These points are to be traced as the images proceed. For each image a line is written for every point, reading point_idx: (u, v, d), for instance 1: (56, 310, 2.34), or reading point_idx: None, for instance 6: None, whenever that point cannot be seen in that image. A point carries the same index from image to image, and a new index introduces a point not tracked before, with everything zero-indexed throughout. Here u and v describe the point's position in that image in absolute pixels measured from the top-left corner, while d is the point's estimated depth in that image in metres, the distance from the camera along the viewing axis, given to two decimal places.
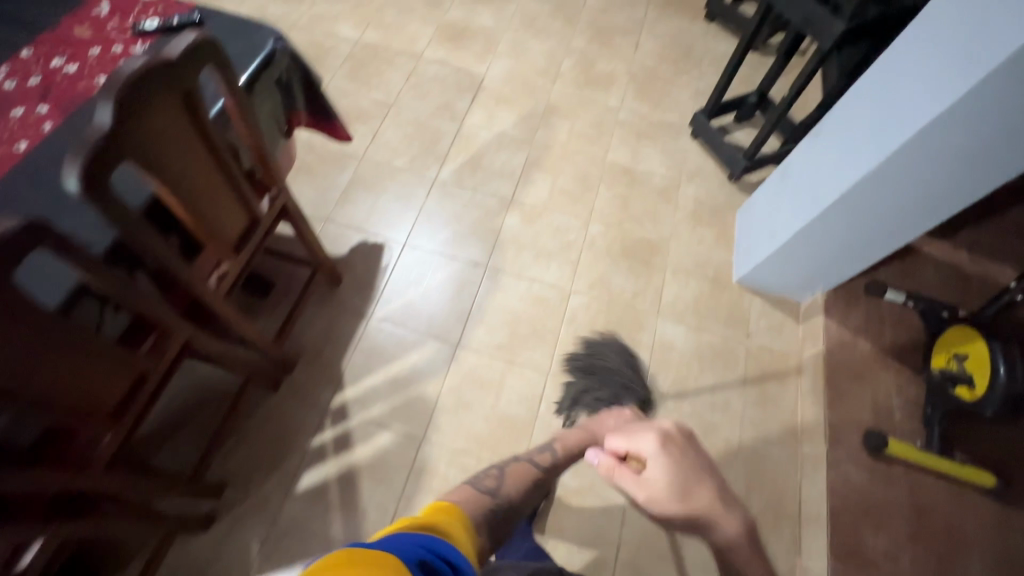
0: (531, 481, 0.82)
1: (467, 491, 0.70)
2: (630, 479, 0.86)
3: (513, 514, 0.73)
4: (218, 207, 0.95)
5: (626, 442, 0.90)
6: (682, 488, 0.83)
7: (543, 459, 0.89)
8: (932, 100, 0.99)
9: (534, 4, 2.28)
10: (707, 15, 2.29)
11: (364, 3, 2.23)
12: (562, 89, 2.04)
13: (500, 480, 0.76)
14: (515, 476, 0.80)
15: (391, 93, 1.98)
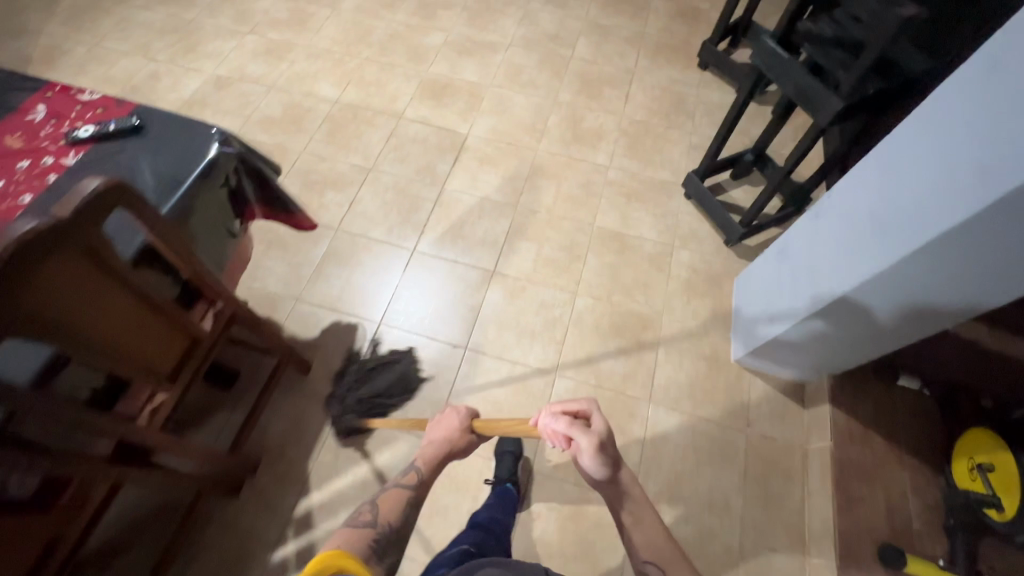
0: (403, 507, 0.86)
1: (345, 534, 0.77)
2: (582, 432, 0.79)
3: (393, 542, 0.80)
4: (148, 343, 0.87)
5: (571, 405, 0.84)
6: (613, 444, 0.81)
7: (408, 479, 0.90)
8: (945, 209, 0.88)
9: (521, 55, 2.21)
10: (701, 62, 2.20)
11: (345, 60, 2.17)
12: (548, 147, 1.95)
13: (374, 513, 0.82)
14: (384, 507, 0.84)
15: (370, 156, 1.91)
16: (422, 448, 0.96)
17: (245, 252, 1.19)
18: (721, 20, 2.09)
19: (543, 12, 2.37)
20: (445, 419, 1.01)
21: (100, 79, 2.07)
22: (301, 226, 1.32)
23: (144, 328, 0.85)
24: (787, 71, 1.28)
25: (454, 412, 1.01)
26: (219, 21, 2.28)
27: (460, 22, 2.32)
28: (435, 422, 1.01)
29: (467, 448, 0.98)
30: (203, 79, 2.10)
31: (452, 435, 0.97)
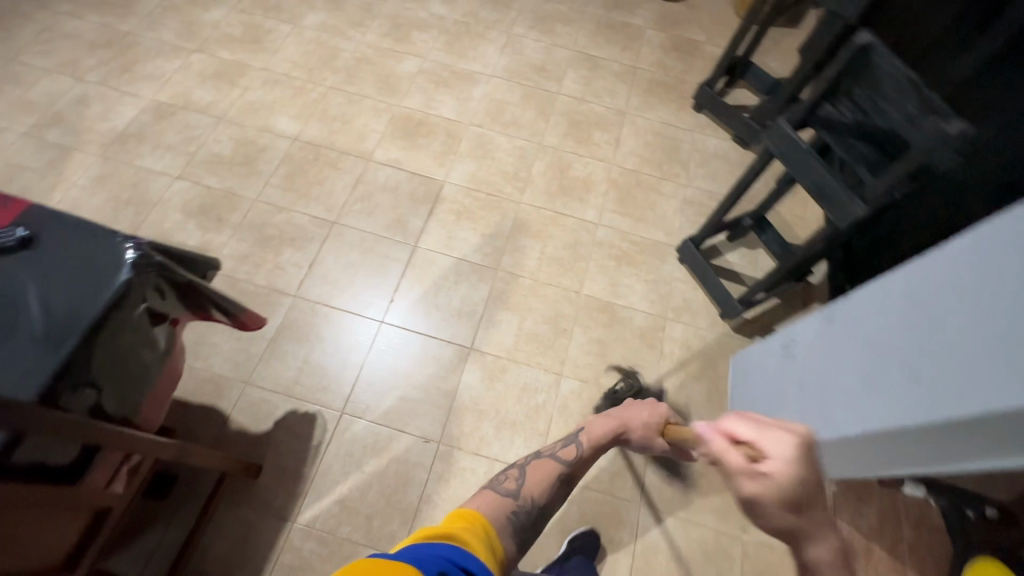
0: (554, 483, 0.81)
1: (490, 496, 0.75)
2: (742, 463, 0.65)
3: (538, 516, 0.75)
4: (35, 524, 0.70)
5: (758, 428, 0.68)
6: (802, 503, 0.60)
7: (567, 453, 0.86)
8: (948, 379, 0.66)
9: (503, 89, 2.02)
10: (696, 104, 2.05)
11: (307, 88, 1.94)
12: (532, 199, 1.78)
13: (520, 482, 0.78)
14: (534, 473, 0.81)
15: (334, 206, 1.71)
16: (591, 423, 0.94)
17: (178, 360, 1.02)
18: (720, 61, 1.94)
19: (528, 38, 2.18)
20: (640, 409, 0.98)
21: (16, 103, 1.79)
22: (251, 323, 1.13)
23: (26, 512, 0.68)
24: (802, 162, 1.17)
25: (649, 407, 0.98)
26: (161, 35, 2.01)
27: (436, 47, 2.11)
28: (620, 407, 0.99)
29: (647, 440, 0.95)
30: (140, 106, 1.83)
31: (637, 424, 0.95)
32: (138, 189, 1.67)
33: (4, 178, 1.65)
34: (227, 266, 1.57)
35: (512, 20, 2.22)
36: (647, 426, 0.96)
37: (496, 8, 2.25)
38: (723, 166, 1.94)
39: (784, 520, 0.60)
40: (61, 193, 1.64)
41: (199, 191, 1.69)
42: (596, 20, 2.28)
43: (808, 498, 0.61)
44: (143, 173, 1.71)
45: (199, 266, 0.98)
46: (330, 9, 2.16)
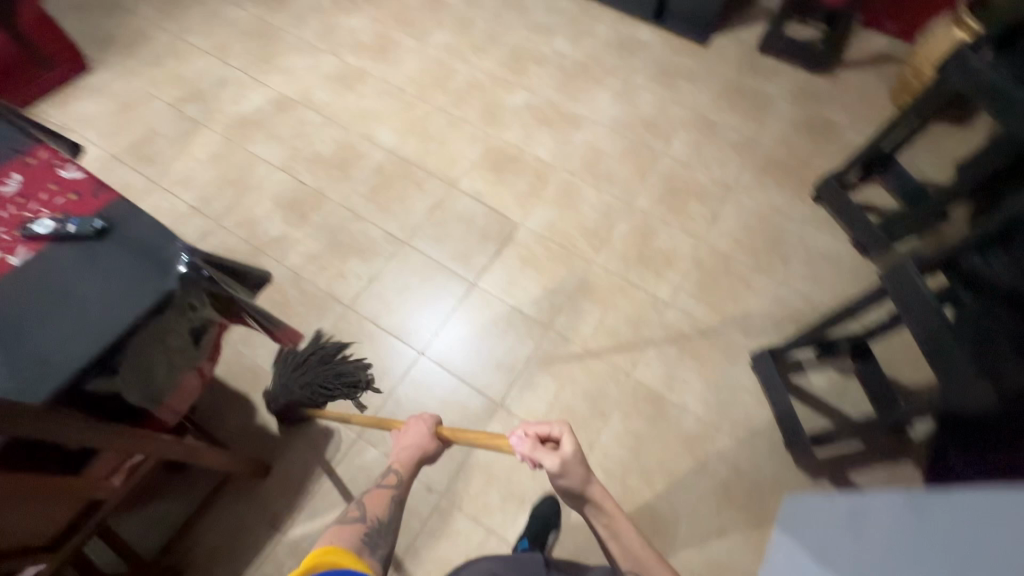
0: (389, 505, 0.90)
1: (338, 529, 0.81)
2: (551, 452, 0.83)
3: (383, 536, 0.85)
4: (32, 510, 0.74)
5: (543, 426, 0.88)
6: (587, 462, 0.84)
7: (387, 480, 0.94)
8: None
9: (605, 139, 1.94)
10: (816, 193, 1.84)
11: (415, 105, 1.99)
12: (605, 262, 1.68)
13: (359, 513, 0.86)
14: (368, 508, 0.88)
15: (407, 226, 1.72)
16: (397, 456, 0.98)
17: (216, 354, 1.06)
18: (857, 154, 1.73)
19: (646, 91, 2.08)
20: (414, 426, 1.02)
21: (170, 75, 2.01)
22: (292, 336, 1.14)
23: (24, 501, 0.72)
24: (936, 333, 1.01)
25: (419, 421, 1.02)
26: (304, 33, 2.16)
27: (549, 85, 2.07)
28: (400, 436, 1.01)
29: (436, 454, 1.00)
30: (267, 96, 1.98)
31: (428, 444, 1.00)
32: (243, 173, 1.81)
33: (142, 141, 1.85)
34: (297, 262, 1.64)
35: (634, 70, 2.14)
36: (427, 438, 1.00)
37: (619, 55, 2.17)
38: (832, 271, 1.71)
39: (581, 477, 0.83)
40: (182, 163, 1.82)
41: (293, 186, 1.78)
42: (724, 82, 2.12)
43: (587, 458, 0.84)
44: (252, 159, 1.84)
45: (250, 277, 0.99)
46: (458, 31, 2.21)
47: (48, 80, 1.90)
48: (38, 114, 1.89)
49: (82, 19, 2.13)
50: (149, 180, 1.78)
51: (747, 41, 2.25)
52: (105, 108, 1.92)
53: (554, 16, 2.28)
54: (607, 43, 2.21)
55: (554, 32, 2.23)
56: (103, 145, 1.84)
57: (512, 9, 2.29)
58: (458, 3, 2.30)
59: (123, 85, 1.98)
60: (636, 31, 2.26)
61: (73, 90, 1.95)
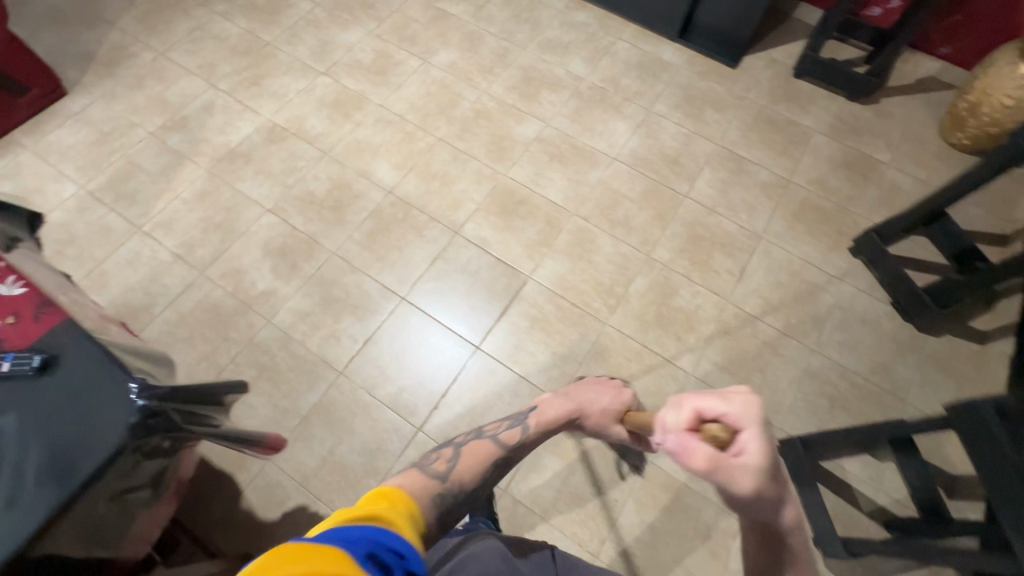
0: (486, 464, 0.76)
1: (415, 475, 0.66)
2: (718, 458, 0.57)
3: (467, 497, 0.69)
4: None
5: (722, 413, 0.60)
6: (776, 479, 0.57)
7: (510, 436, 0.84)
8: None
9: (624, 178, 1.77)
10: (854, 247, 1.68)
11: (417, 136, 1.83)
12: (621, 323, 1.55)
13: (450, 465, 0.71)
14: (466, 457, 0.75)
15: (406, 278, 1.59)
16: (544, 406, 0.95)
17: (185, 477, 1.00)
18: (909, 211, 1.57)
19: (669, 121, 1.90)
20: (596, 390, 1.05)
21: (153, 100, 1.86)
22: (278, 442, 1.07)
23: None
24: (976, 439, 0.97)
25: (604, 393, 1.03)
26: (297, 51, 1.99)
27: (563, 113, 1.90)
28: (570, 390, 1.04)
29: (603, 420, 0.99)
30: (257, 124, 1.83)
31: (596, 408, 0.99)
32: (230, 214, 1.67)
33: (122, 176, 1.71)
34: (287, 320, 1.52)
35: (657, 95, 1.95)
36: (602, 407, 1.00)
37: (641, 78, 1.99)
38: (869, 337, 1.56)
39: (770, 503, 0.57)
40: (164, 203, 1.68)
41: (284, 231, 1.65)
42: (755, 111, 1.94)
43: (776, 474, 0.57)
44: (240, 198, 1.70)
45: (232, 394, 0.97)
46: (464, 49, 2.03)
47: (21, 107, 1.75)
48: (12, 144, 1.75)
49: (58, 33, 1.97)
50: (128, 222, 1.64)
51: (781, 62, 2.05)
52: (82, 138, 1.78)
53: (569, 31, 2.09)
54: (628, 64, 2.02)
55: (569, 50, 2.04)
56: (81, 181, 1.70)
57: (524, 23, 2.10)
58: (465, 16, 2.11)
59: (102, 111, 1.83)
60: (659, 49, 2.06)
61: (49, 116, 1.81)
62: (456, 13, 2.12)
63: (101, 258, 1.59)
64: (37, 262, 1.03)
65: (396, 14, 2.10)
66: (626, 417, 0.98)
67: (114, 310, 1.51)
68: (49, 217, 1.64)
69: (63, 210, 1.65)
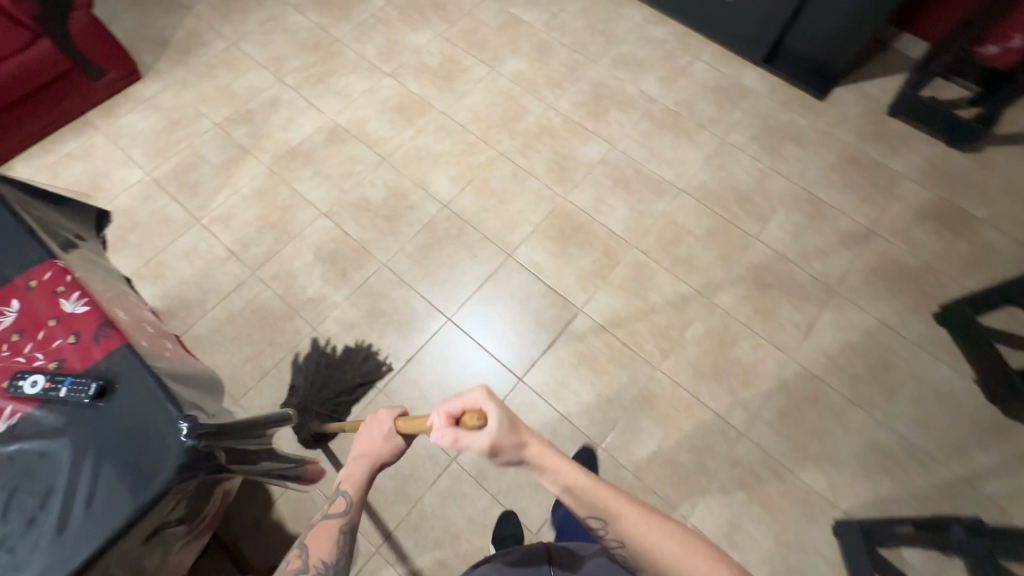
0: (336, 541, 0.76)
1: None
2: (476, 435, 0.66)
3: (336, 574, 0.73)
4: None
5: (457, 404, 0.69)
6: (513, 428, 0.67)
7: (336, 506, 0.78)
8: None
9: (689, 213, 1.68)
10: (940, 312, 1.53)
11: (477, 148, 1.78)
12: (673, 369, 1.46)
13: (302, 560, 0.73)
14: (315, 543, 0.75)
15: (453, 298, 1.55)
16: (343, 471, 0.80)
17: (223, 500, 0.98)
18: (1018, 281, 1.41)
19: (744, 153, 1.78)
20: (369, 422, 0.83)
21: (222, 91, 1.87)
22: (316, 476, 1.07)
23: None
24: None
25: (376, 420, 0.82)
26: (365, 49, 1.96)
27: (631, 136, 1.81)
28: (357, 434, 0.83)
29: (391, 447, 0.81)
30: (319, 123, 1.82)
31: (378, 446, 0.81)
32: (286, 215, 1.66)
33: (186, 166, 1.73)
34: (331, 329, 1.51)
35: (733, 124, 1.83)
36: (386, 433, 0.82)
37: (717, 104, 1.87)
38: (947, 415, 1.42)
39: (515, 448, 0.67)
40: (223, 198, 1.69)
41: (336, 236, 1.63)
42: (841, 149, 1.79)
43: (510, 423, 0.67)
44: (296, 198, 1.69)
45: (275, 425, 0.95)
46: (533, 59, 1.95)
47: (98, 89, 1.80)
48: (87, 125, 1.80)
49: (138, 17, 2.00)
50: (188, 213, 1.66)
51: (875, 97, 1.89)
52: (152, 124, 1.81)
53: (645, 47, 1.98)
54: (704, 87, 1.90)
55: (643, 68, 1.94)
56: (147, 167, 1.73)
57: (598, 35, 2.01)
58: (537, 24, 2.03)
59: (173, 99, 1.85)
60: (741, 73, 1.93)
61: (123, 100, 1.85)
62: (528, 20, 2.04)
63: (159, 247, 1.61)
64: (105, 262, 1.04)
65: (467, 18, 2.04)
66: (401, 428, 0.81)
67: (167, 302, 1.54)
68: (116, 202, 1.68)
69: (128, 195, 1.69)
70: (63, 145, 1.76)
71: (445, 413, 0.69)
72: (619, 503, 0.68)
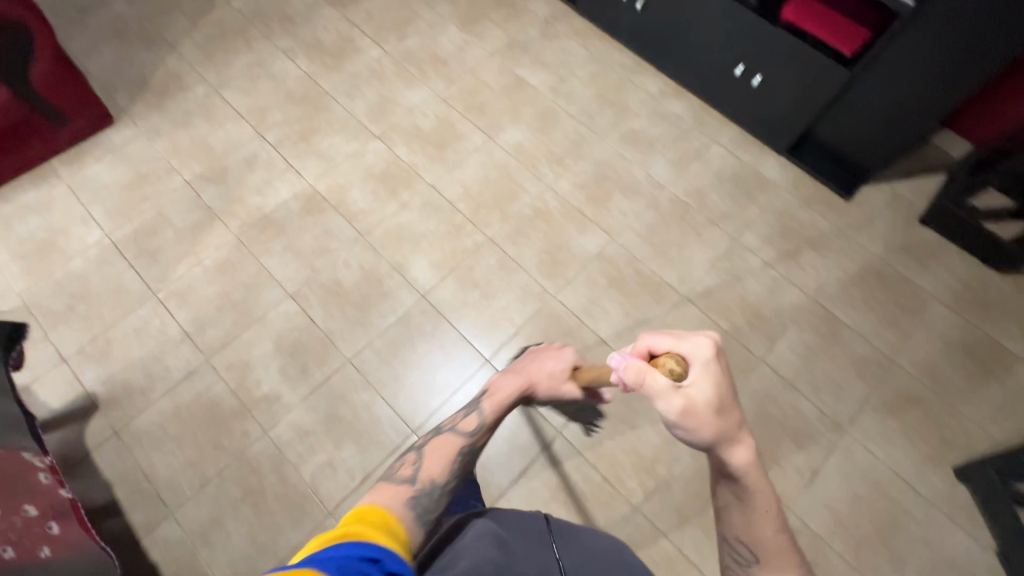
0: (455, 458, 0.79)
1: (384, 487, 0.68)
2: (667, 389, 0.62)
3: (440, 493, 0.71)
4: None
5: (671, 344, 0.66)
6: (726, 411, 0.62)
7: (467, 423, 0.84)
8: None
9: (690, 325, 1.52)
10: (962, 470, 1.36)
11: (465, 230, 1.63)
12: (656, 514, 1.32)
13: (415, 467, 0.74)
14: (431, 455, 0.77)
15: (423, 407, 1.41)
16: (496, 386, 0.94)
17: None
18: None
19: (756, 258, 1.62)
20: (552, 356, 1.01)
21: (197, 143, 1.73)
22: None
23: None
24: None
25: (549, 356, 1.00)
26: (355, 106, 1.82)
27: (634, 228, 1.65)
28: (525, 362, 1.01)
29: (553, 385, 0.95)
30: (296, 189, 1.68)
31: (544, 377, 0.95)
32: (249, 294, 1.53)
33: (149, 230, 1.60)
34: (283, 435, 1.37)
35: (747, 222, 1.67)
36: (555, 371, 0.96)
37: (732, 196, 1.71)
38: None
39: (715, 434, 0.62)
40: (185, 269, 1.56)
41: (301, 324, 1.50)
42: (864, 261, 1.62)
43: (724, 405, 0.62)
44: (263, 275, 1.55)
45: None
46: (536, 129, 1.80)
47: (62, 136, 1.66)
48: (50, 174, 1.67)
49: (117, 53, 1.87)
50: (145, 284, 1.53)
51: (907, 200, 1.71)
52: (118, 178, 1.68)
53: (657, 124, 1.82)
54: (719, 176, 1.74)
55: (654, 148, 1.78)
56: (107, 228, 1.60)
57: (608, 106, 1.85)
58: (543, 88, 1.87)
59: (144, 149, 1.72)
60: (760, 162, 1.76)
61: (90, 147, 1.72)
62: (534, 83, 1.88)
63: (110, 322, 1.48)
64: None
65: (468, 76, 1.89)
66: (576, 377, 0.94)
67: (110, 389, 1.41)
68: (69, 265, 1.55)
69: (83, 259, 1.56)
70: (21, 195, 1.63)
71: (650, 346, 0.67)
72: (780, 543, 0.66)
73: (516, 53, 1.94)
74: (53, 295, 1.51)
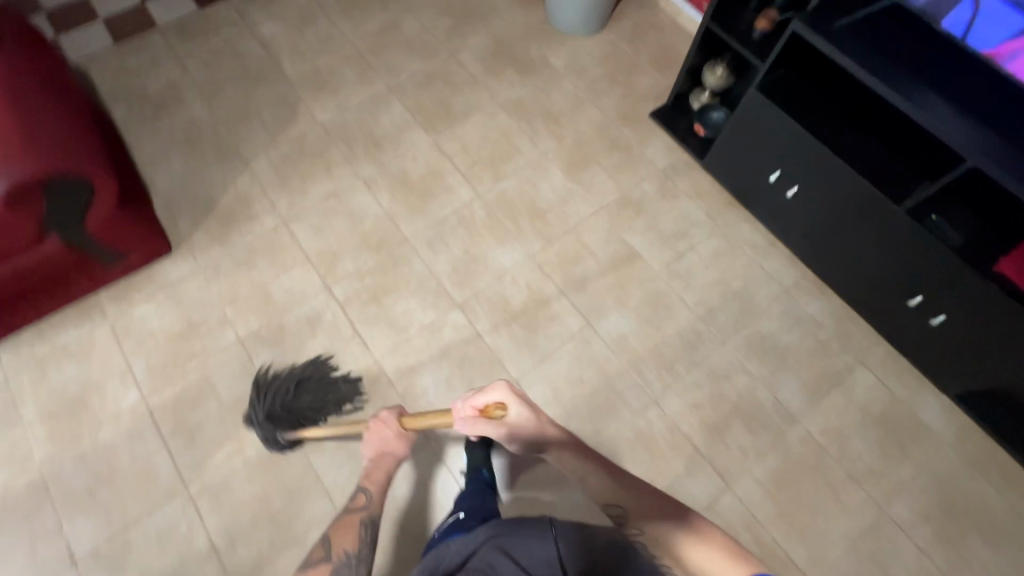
0: (359, 528, 1.03)
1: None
2: (495, 426, 0.89)
3: (357, 560, 0.97)
4: None
5: (482, 399, 0.91)
6: (534, 428, 0.89)
7: (358, 501, 1.08)
8: None
9: None
10: None
11: None
12: None
13: (328, 548, 0.98)
14: (340, 535, 1.01)
15: None
16: (367, 472, 1.13)
17: None
18: None
19: (910, 542, 1.30)
20: (382, 425, 1.16)
21: (257, 290, 1.53)
22: None
23: None
24: None
25: (384, 423, 1.15)
26: (436, 262, 1.58)
27: (755, 475, 1.35)
28: (369, 441, 1.16)
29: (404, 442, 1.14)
30: (358, 366, 1.44)
31: (390, 447, 1.15)
32: (292, 501, 1.30)
33: (191, 400, 1.40)
34: None
35: (898, 487, 1.35)
36: (394, 433, 1.15)
37: (880, 447, 1.38)
38: None
39: (538, 443, 0.88)
40: (224, 457, 1.34)
41: None
42: None
43: (530, 423, 0.89)
44: (311, 477, 1.33)
45: None
46: (643, 318, 1.52)
47: (114, 271, 1.48)
48: (94, 311, 1.49)
49: (185, 164, 1.69)
50: (177, 472, 1.32)
51: None
52: (167, 325, 1.48)
53: (791, 330, 1.51)
54: (865, 415, 1.42)
55: (786, 364, 1.47)
56: (146, 390, 1.41)
57: (733, 298, 1.55)
58: (655, 264, 1.59)
59: (199, 291, 1.52)
60: (918, 403, 1.43)
61: (142, 281, 1.53)
62: (645, 255, 1.61)
63: (134, 517, 1.28)
64: None
65: (570, 237, 1.63)
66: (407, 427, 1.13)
67: None
68: (99, 433, 1.36)
69: (115, 427, 1.36)
70: (60, 336, 1.46)
71: (474, 404, 0.92)
72: (645, 499, 0.80)
73: (628, 213, 1.67)
74: (75, 471, 1.32)
